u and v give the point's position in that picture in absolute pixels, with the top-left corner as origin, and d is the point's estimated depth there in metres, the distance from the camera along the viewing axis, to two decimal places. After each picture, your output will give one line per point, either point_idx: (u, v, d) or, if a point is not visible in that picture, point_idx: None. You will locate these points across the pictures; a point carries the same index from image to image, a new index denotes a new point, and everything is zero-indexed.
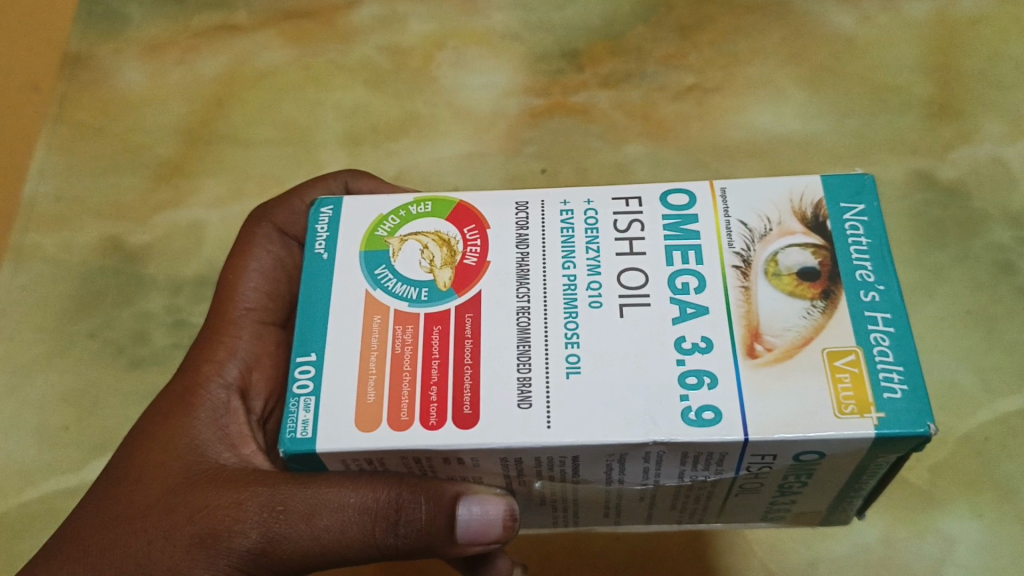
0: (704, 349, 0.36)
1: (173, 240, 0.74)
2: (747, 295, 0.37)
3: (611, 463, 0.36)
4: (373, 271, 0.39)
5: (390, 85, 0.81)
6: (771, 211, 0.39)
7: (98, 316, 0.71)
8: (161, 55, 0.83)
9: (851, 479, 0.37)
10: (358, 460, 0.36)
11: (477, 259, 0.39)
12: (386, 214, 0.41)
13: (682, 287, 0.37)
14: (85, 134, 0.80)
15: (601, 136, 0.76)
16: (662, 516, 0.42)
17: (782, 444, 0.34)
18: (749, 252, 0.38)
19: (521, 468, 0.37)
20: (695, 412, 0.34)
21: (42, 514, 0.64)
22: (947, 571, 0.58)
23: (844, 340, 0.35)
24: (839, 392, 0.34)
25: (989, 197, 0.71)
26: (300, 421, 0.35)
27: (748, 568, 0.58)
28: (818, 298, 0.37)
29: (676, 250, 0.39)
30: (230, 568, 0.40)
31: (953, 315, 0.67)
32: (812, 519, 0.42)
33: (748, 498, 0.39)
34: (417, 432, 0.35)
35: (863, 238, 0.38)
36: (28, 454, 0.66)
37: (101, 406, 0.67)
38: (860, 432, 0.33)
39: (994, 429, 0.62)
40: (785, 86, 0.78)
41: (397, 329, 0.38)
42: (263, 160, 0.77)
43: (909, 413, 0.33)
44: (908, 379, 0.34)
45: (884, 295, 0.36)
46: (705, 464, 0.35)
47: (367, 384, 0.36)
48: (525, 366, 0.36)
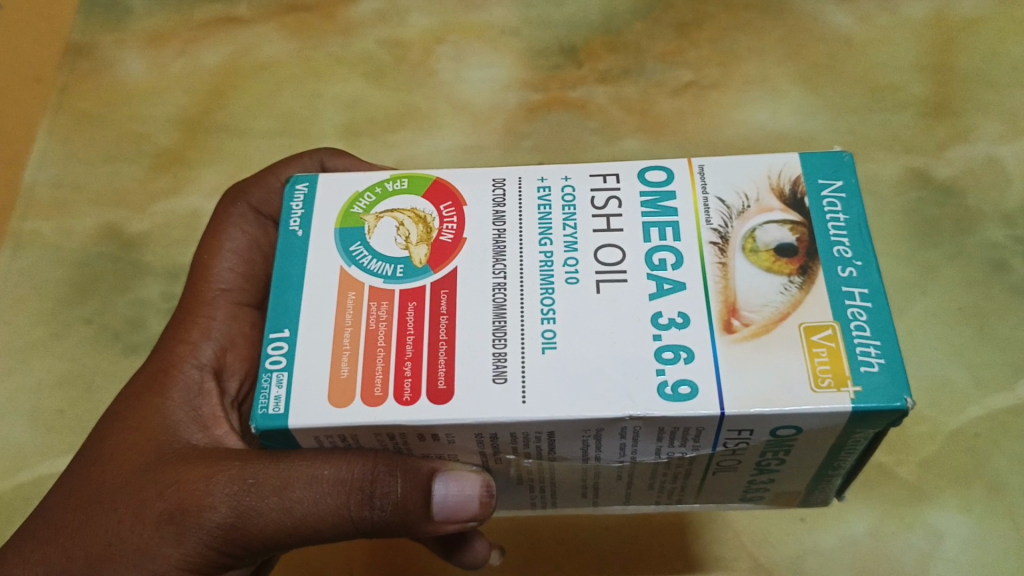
0: (680, 325, 0.36)
1: (171, 228, 0.74)
2: (725, 272, 0.37)
3: (587, 439, 0.36)
4: (348, 247, 0.40)
5: (390, 78, 0.81)
6: (749, 188, 0.40)
7: (95, 301, 0.71)
8: (163, 46, 0.83)
9: (830, 456, 0.37)
10: (332, 437, 0.36)
11: (453, 236, 0.39)
12: (362, 191, 0.41)
13: (659, 263, 0.38)
14: (86, 123, 0.80)
15: (597, 131, 0.77)
16: (641, 497, 0.42)
17: (759, 419, 0.34)
18: (727, 228, 0.39)
19: (497, 445, 0.37)
20: (672, 387, 0.34)
21: (34, 497, 0.64)
22: (935, 565, 0.58)
23: (822, 316, 0.36)
24: (816, 365, 0.34)
25: (984, 195, 0.71)
26: (272, 397, 0.36)
27: (737, 559, 0.59)
28: (796, 274, 0.37)
29: (654, 227, 0.39)
30: (201, 544, 0.40)
31: (946, 312, 0.67)
32: (791, 501, 0.42)
33: (726, 477, 0.39)
34: (390, 407, 0.35)
35: (841, 215, 0.38)
36: (22, 437, 0.66)
37: (95, 391, 0.67)
38: (836, 406, 0.33)
39: (985, 425, 0.62)
40: (783, 84, 0.78)
41: (371, 306, 0.38)
42: (261, 150, 0.78)
43: (887, 387, 0.33)
44: (885, 352, 0.34)
45: (861, 270, 0.37)
46: (682, 440, 0.36)
47: (341, 359, 0.36)
48: (501, 342, 0.36)
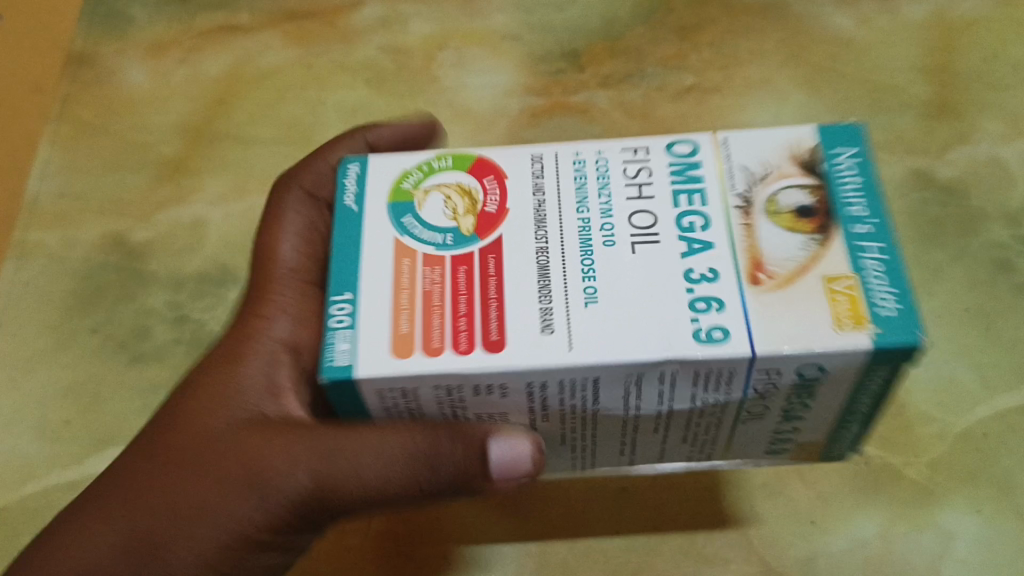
0: (710, 278, 0.40)
1: (176, 237, 0.74)
2: (749, 231, 0.42)
3: (628, 386, 0.40)
4: (399, 217, 0.44)
5: (392, 85, 0.81)
6: (770, 157, 0.44)
7: (100, 312, 0.71)
8: (164, 55, 0.84)
9: (848, 399, 0.41)
10: (394, 389, 0.40)
11: (496, 207, 0.44)
12: (409, 168, 0.46)
13: (688, 225, 0.42)
14: (88, 132, 0.80)
15: (600, 135, 0.77)
16: (675, 454, 0.47)
17: (786, 359, 0.38)
18: (750, 192, 0.43)
19: (544, 397, 0.41)
20: (705, 331, 0.39)
21: (40, 510, 0.62)
22: (946, 565, 0.58)
23: (838, 267, 0.40)
24: (836, 308, 0.39)
25: (988, 195, 0.72)
26: (340, 348, 0.40)
27: (746, 563, 0.59)
28: (816, 231, 0.42)
29: (682, 192, 0.43)
30: (284, 505, 0.45)
31: (951, 312, 0.67)
32: (811, 451, 0.47)
33: (756, 424, 0.44)
34: (447, 358, 0.39)
35: (854, 179, 0.43)
36: (28, 449, 0.65)
37: (102, 401, 0.66)
38: (856, 343, 0.38)
39: (993, 425, 0.62)
40: (784, 87, 0.79)
41: (424, 268, 0.42)
42: (265, 158, 0.78)
43: (903, 324, 0.38)
44: (902, 298, 0.39)
45: (876, 227, 0.41)
46: (715, 384, 0.40)
47: (400, 317, 0.41)
48: (545, 298, 0.40)
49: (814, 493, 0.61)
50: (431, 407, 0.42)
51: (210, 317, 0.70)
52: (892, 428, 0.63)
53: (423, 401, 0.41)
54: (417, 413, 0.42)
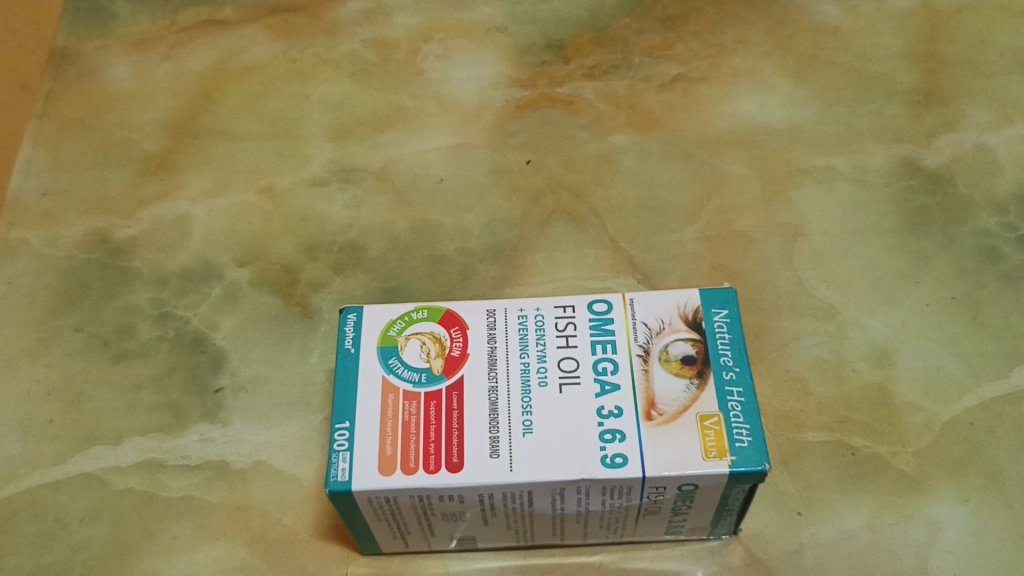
0: (617, 415, 0.52)
1: (160, 233, 0.73)
2: (647, 375, 0.53)
3: (555, 495, 0.52)
4: (387, 360, 0.54)
5: (376, 77, 0.81)
6: (664, 314, 0.55)
7: (84, 309, 0.70)
8: (148, 51, 0.83)
9: (719, 503, 0.53)
10: (380, 497, 0.51)
11: (460, 351, 0.54)
12: (395, 318, 0.55)
13: (602, 369, 0.53)
14: (72, 129, 0.79)
15: (586, 127, 0.77)
16: (595, 534, 0.57)
17: (669, 478, 0.50)
18: (649, 343, 0.54)
19: (493, 502, 0.52)
20: (611, 457, 0.50)
21: (24, 510, 0.62)
22: (933, 556, 0.58)
23: (711, 406, 0.51)
24: (706, 440, 0.50)
25: (975, 182, 0.72)
26: (341, 468, 0.50)
27: (732, 555, 0.59)
28: (694, 378, 0.52)
29: (598, 343, 0.54)
30: None
31: (939, 301, 0.67)
32: (702, 532, 0.58)
33: (652, 519, 0.55)
34: (421, 474, 0.50)
35: (726, 334, 0.54)
36: (12, 448, 0.64)
37: (87, 399, 0.66)
38: (718, 470, 0.50)
39: (980, 414, 0.62)
40: (771, 76, 0.78)
41: (405, 404, 0.52)
42: (249, 153, 0.77)
43: (753, 456, 0.50)
44: (752, 433, 0.50)
45: (738, 374, 0.52)
46: (618, 494, 0.52)
47: (386, 441, 0.51)
48: (495, 428, 0.52)
49: (801, 485, 0.60)
50: (408, 512, 0.53)
51: (194, 316, 0.69)
52: (879, 418, 0.63)
53: (402, 505, 0.52)
54: (398, 512, 0.53)
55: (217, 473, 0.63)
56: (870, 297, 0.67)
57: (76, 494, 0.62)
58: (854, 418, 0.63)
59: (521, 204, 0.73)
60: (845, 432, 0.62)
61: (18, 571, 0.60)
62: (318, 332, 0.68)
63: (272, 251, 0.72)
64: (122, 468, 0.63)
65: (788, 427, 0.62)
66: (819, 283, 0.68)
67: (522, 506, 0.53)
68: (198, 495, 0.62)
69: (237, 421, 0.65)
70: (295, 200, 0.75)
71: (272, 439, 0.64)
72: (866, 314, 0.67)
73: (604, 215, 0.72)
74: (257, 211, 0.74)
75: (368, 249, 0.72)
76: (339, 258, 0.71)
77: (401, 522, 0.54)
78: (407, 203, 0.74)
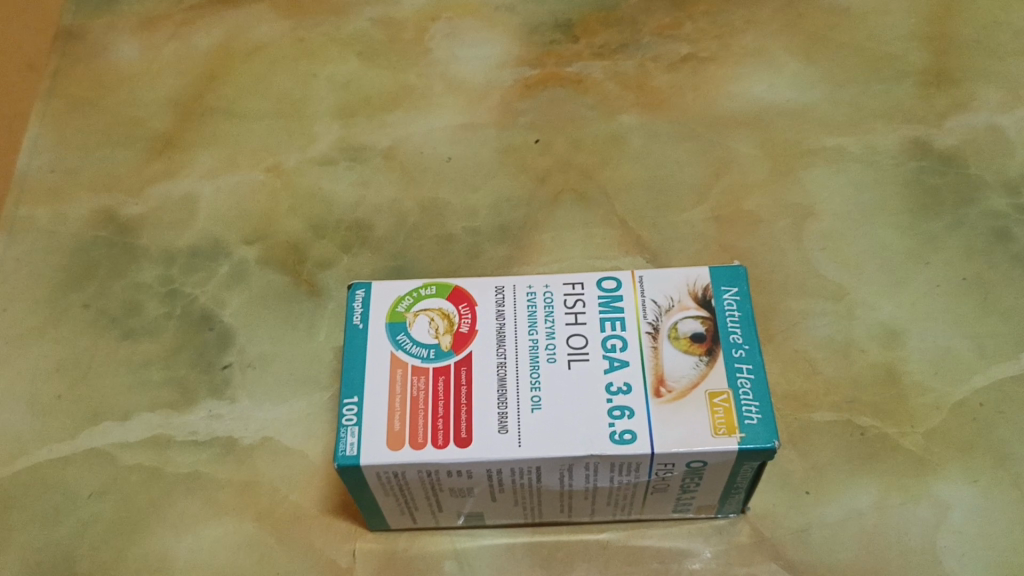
0: (625, 391, 0.51)
1: (167, 212, 0.73)
2: (656, 352, 0.53)
3: (563, 471, 0.52)
4: (395, 336, 0.54)
5: (384, 57, 0.80)
6: (673, 292, 0.55)
7: (91, 287, 0.70)
8: (155, 30, 0.83)
9: (728, 481, 0.53)
10: (388, 472, 0.51)
11: (469, 327, 0.54)
12: (403, 295, 0.55)
13: (611, 346, 0.53)
14: (78, 107, 0.79)
15: (594, 107, 0.76)
16: (602, 511, 0.57)
17: (678, 455, 0.50)
18: (658, 321, 0.54)
19: (501, 478, 0.52)
20: (620, 433, 0.50)
21: (33, 486, 0.62)
22: (941, 536, 0.58)
23: (720, 383, 0.51)
24: (715, 417, 0.50)
25: (985, 163, 0.71)
26: (349, 443, 0.50)
27: (739, 533, 0.59)
28: (704, 355, 0.52)
29: (607, 320, 0.54)
30: None
31: (948, 282, 0.67)
32: (710, 511, 0.58)
33: (660, 496, 0.55)
34: (430, 449, 0.50)
35: (736, 312, 0.54)
36: (20, 424, 0.64)
37: (94, 376, 0.66)
38: (728, 446, 0.49)
39: (989, 395, 0.62)
40: (780, 56, 0.78)
41: (414, 379, 0.52)
42: (256, 132, 0.77)
43: (762, 433, 0.50)
44: (762, 410, 0.50)
45: (748, 352, 0.52)
46: (626, 470, 0.52)
47: (394, 416, 0.51)
48: (503, 404, 0.51)
49: (809, 464, 0.60)
50: (416, 488, 0.53)
51: (201, 293, 0.69)
52: (888, 398, 0.62)
53: (410, 480, 0.52)
54: (406, 488, 0.53)
55: (224, 450, 0.63)
56: (879, 277, 0.67)
57: (84, 469, 0.62)
58: (862, 398, 0.62)
59: (529, 183, 0.73)
60: (854, 412, 0.62)
61: (26, 546, 0.60)
62: (325, 311, 0.68)
63: (279, 229, 0.72)
64: (130, 444, 0.63)
65: (796, 407, 0.62)
66: (828, 264, 0.68)
67: (530, 482, 0.53)
68: (206, 471, 0.62)
69: (244, 398, 0.65)
70: (303, 178, 0.74)
71: (280, 416, 0.64)
72: (875, 295, 0.66)
73: (613, 195, 0.72)
74: (264, 189, 0.74)
75: (375, 228, 0.72)
76: (347, 236, 0.71)
77: (409, 498, 0.54)
78: (415, 182, 0.74)
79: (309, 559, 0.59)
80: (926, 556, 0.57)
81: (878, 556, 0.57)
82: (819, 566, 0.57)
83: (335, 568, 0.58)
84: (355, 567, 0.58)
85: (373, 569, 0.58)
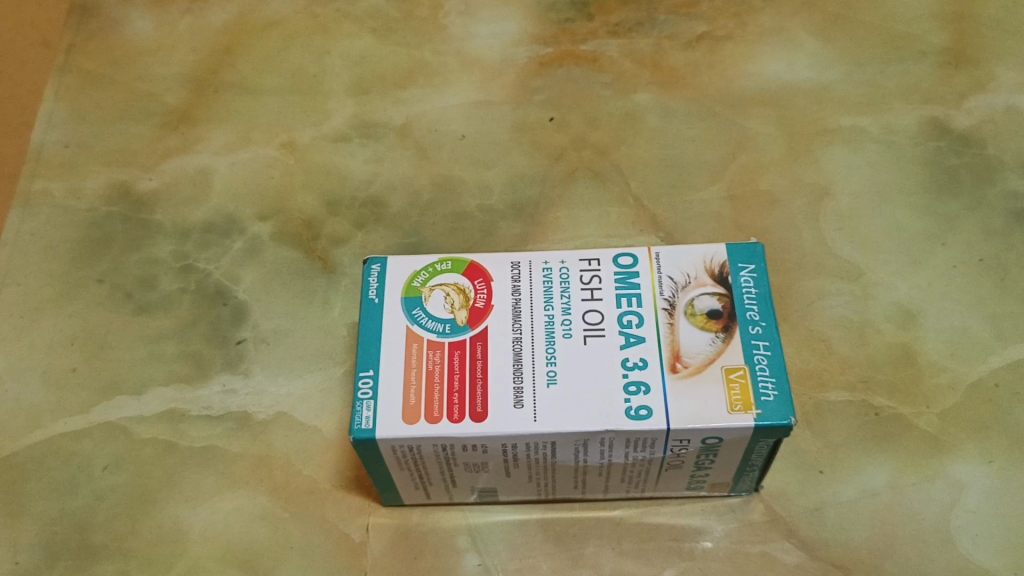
0: (641, 367, 0.51)
1: (181, 187, 0.73)
2: (672, 328, 0.52)
3: (578, 446, 0.52)
4: (411, 311, 0.54)
5: (398, 33, 0.80)
6: (690, 269, 0.54)
7: (106, 261, 0.70)
8: (169, 5, 0.83)
9: (743, 458, 0.53)
10: (404, 446, 0.51)
11: (484, 302, 0.54)
12: (419, 269, 0.55)
13: (627, 322, 0.53)
14: (92, 81, 0.79)
15: (610, 85, 0.76)
16: (616, 488, 0.57)
17: (694, 431, 0.50)
18: (674, 297, 0.54)
19: (516, 453, 0.52)
20: (636, 409, 0.50)
21: (48, 458, 0.62)
22: (955, 516, 0.58)
23: (736, 359, 0.51)
24: (731, 394, 0.50)
25: (1004, 144, 0.71)
26: (365, 416, 0.50)
27: (753, 512, 0.59)
28: (720, 331, 0.52)
29: (623, 296, 0.54)
30: None
31: (965, 263, 0.66)
32: (724, 489, 0.58)
33: (674, 473, 0.55)
34: (445, 423, 0.50)
35: (753, 289, 0.53)
36: (36, 397, 0.64)
37: (109, 350, 0.66)
38: (744, 423, 0.49)
39: (1005, 376, 0.62)
40: (797, 35, 0.77)
41: (429, 353, 0.52)
42: (271, 107, 0.77)
43: (778, 410, 0.49)
44: (778, 387, 0.50)
45: (764, 329, 0.52)
46: (641, 446, 0.52)
47: (410, 390, 0.51)
48: (519, 379, 0.51)
49: (823, 443, 0.60)
50: (431, 462, 0.53)
51: (215, 268, 0.69)
52: (903, 379, 0.62)
53: (425, 454, 0.52)
54: (420, 461, 0.53)
55: (239, 424, 0.63)
56: (895, 258, 0.67)
57: (99, 442, 0.63)
58: (878, 378, 0.62)
59: (544, 161, 0.73)
60: (869, 392, 0.62)
61: (42, 518, 0.60)
62: (339, 287, 0.68)
63: (293, 205, 0.72)
64: (145, 417, 0.63)
65: (811, 386, 0.62)
66: (844, 244, 0.68)
67: (545, 457, 0.53)
68: (220, 445, 0.62)
69: (258, 372, 0.65)
70: (317, 154, 0.74)
71: (294, 391, 0.64)
72: (891, 275, 0.66)
73: (628, 173, 0.72)
74: (278, 165, 0.74)
75: (390, 205, 0.71)
76: (361, 213, 0.71)
77: (423, 472, 0.54)
78: (429, 159, 0.73)
79: (322, 533, 0.59)
80: (940, 535, 0.57)
81: (892, 535, 0.57)
82: (833, 545, 0.57)
83: (349, 542, 0.59)
84: (368, 542, 0.59)
85: (387, 543, 0.58)
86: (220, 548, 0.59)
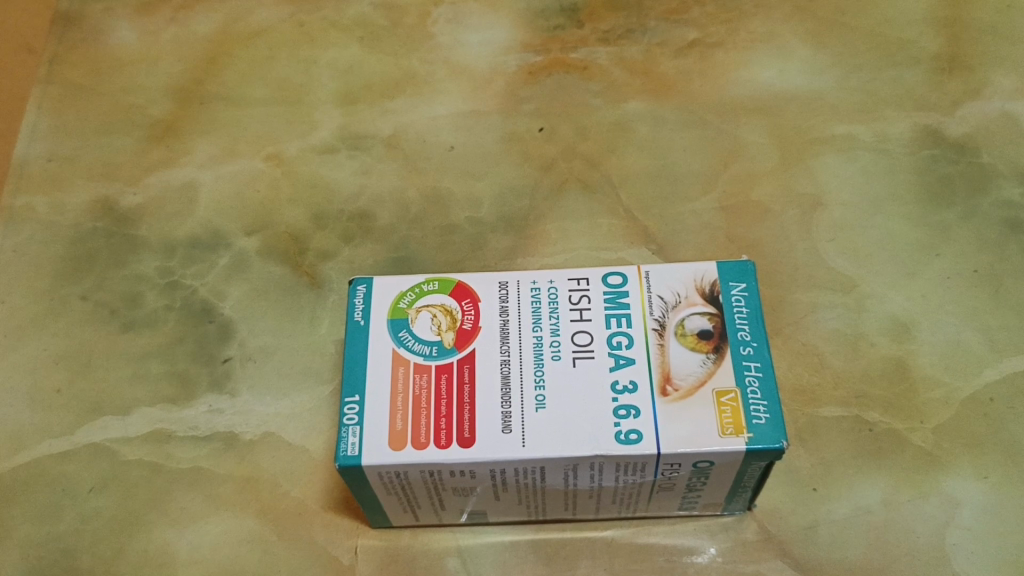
0: (631, 390, 0.51)
1: (166, 201, 0.72)
2: (662, 350, 0.52)
3: (568, 471, 0.51)
4: (397, 333, 0.53)
5: (385, 42, 0.79)
6: (680, 288, 0.54)
7: (90, 278, 0.69)
8: (154, 14, 0.82)
9: (734, 480, 0.52)
10: (390, 472, 0.50)
11: (472, 324, 0.53)
12: (405, 290, 0.54)
13: (617, 344, 0.52)
14: (75, 93, 0.78)
15: (600, 94, 0.75)
16: (607, 509, 0.56)
17: (684, 454, 0.49)
18: (664, 318, 0.53)
19: (505, 477, 0.51)
20: (626, 433, 0.49)
21: (31, 481, 0.61)
22: (949, 533, 0.57)
23: (727, 382, 0.50)
24: (723, 417, 0.49)
25: (998, 152, 0.70)
26: (350, 442, 0.50)
27: (746, 530, 0.58)
28: (711, 352, 0.51)
29: (613, 317, 0.53)
30: None
31: (960, 275, 0.65)
32: (716, 509, 0.57)
33: (666, 494, 0.54)
34: (432, 450, 0.49)
35: (744, 308, 0.53)
36: (20, 418, 0.64)
37: (94, 369, 0.65)
38: (735, 447, 0.49)
39: (1000, 390, 0.61)
40: (789, 41, 0.76)
41: (415, 377, 0.51)
42: (256, 119, 0.76)
43: (770, 433, 0.49)
44: (770, 410, 0.49)
45: (756, 349, 0.51)
46: (632, 470, 0.51)
47: (396, 416, 0.50)
48: (507, 403, 0.51)
49: (816, 460, 0.60)
50: (418, 487, 0.52)
51: (201, 285, 0.68)
52: (897, 393, 0.61)
53: (412, 480, 0.51)
54: (408, 487, 0.52)
55: (225, 445, 0.62)
56: (889, 269, 0.66)
57: (84, 464, 0.62)
58: (871, 393, 0.62)
59: (533, 172, 0.72)
60: (862, 407, 0.61)
61: (27, 542, 0.59)
62: (326, 302, 0.67)
63: (280, 219, 0.71)
64: (130, 438, 0.63)
65: (803, 402, 0.61)
66: (837, 256, 0.67)
67: (534, 481, 0.52)
68: (207, 466, 0.61)
69: (245, 391, 0.64)
70: (304, 167, 0.73)
71: (281, 411, 0.63)
72: (884, 287, 0.65)
73: (618, 184, 0.71)
74: (264, 178, 0.73)
75: (378, 218, 0.71)
76: (348, 226, 0.70)
77: (411, 497, 0.54)
78: (417, 170, 0.73)
79: (310, 555, 0.58)
80: (935, 554, 0.56)
81: (886, 553, 0.56)
82: (825, 563, 0.56)
83: (337, 565, 0.58)
84: (357, 565, 0.58)
85: (376, 565, 0.58)
86: (207, 572, 0.58)
